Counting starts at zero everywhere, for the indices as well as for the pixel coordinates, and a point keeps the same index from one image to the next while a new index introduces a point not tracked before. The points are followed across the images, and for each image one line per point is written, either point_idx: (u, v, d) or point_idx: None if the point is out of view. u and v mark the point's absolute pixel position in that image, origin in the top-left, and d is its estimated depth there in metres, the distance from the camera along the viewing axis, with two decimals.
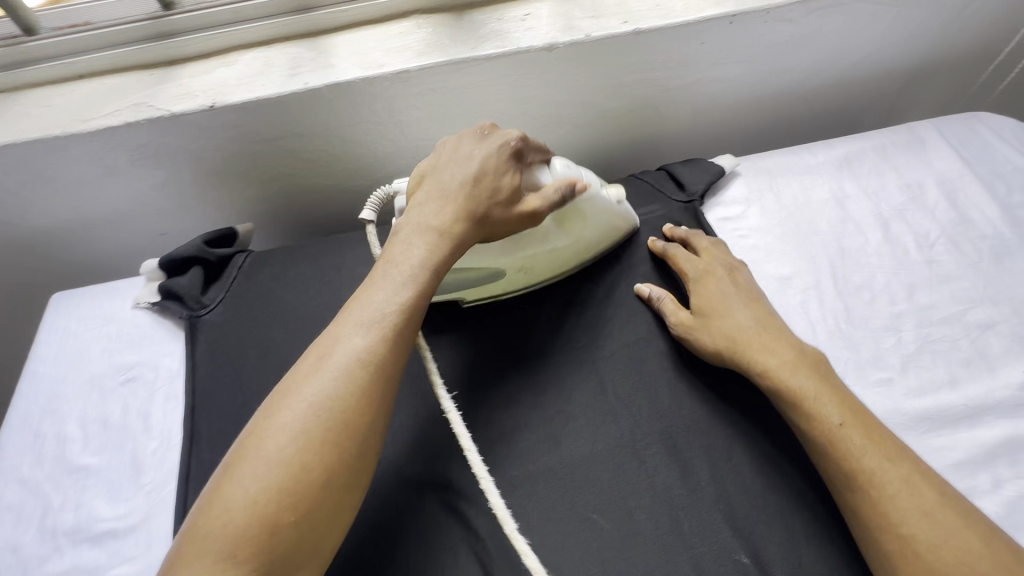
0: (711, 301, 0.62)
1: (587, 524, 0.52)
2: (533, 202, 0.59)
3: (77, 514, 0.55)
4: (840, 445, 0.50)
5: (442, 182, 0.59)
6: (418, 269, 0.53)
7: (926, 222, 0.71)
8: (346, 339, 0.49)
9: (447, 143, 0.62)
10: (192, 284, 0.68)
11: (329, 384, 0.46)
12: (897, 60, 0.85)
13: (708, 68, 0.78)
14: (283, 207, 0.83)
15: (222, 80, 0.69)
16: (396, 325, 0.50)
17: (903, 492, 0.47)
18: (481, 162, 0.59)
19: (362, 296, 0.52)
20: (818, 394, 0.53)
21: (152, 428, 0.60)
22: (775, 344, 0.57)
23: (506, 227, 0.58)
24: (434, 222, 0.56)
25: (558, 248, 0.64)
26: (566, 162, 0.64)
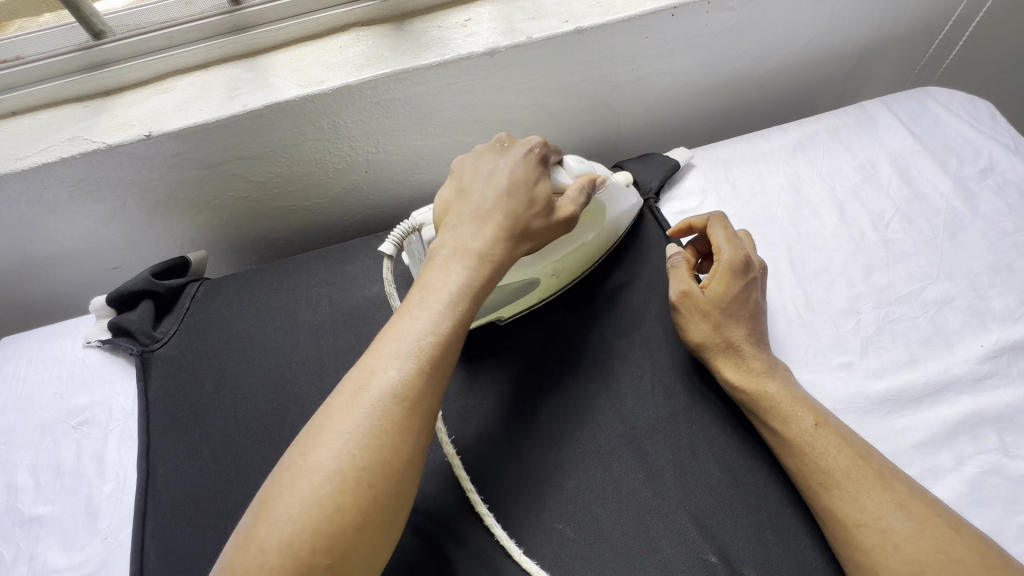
0: (730, 291, 0.59)
1: (554, 536, 0.51)
2: (566, 207, 0.56)
3: (32, 566, 0.54)
4: (812, 452, 0.51)
5: (474, 200, 0.55)
6: (455, 293, 0.50)
7: (880, 201, 0.71)
8: (383, 372, 0.46)
9: (469, 161, 0.59)
10: (142, 319, 0.66)
11: (363, 421, 0.44)
12: (846, 40, 0.85)
13: (655, 62, 0.77)
14: (237, 231, 0.82)
15: (159, 108, 0.68)
16: (435, 356, 0.47)
17: (860, 494, 0.48)
18: (511, 176, 0.56)
19: (396, 324, 0.49)
20: (789, 399, 0.53)
21: (107, 470, 0.58)
22: (760, 349, 0.57)
23: (545, 237, 0.56)
24: (468, 241, 0.53)
25: (583, 244, 0.63)
26: (577, 158, 0.62)
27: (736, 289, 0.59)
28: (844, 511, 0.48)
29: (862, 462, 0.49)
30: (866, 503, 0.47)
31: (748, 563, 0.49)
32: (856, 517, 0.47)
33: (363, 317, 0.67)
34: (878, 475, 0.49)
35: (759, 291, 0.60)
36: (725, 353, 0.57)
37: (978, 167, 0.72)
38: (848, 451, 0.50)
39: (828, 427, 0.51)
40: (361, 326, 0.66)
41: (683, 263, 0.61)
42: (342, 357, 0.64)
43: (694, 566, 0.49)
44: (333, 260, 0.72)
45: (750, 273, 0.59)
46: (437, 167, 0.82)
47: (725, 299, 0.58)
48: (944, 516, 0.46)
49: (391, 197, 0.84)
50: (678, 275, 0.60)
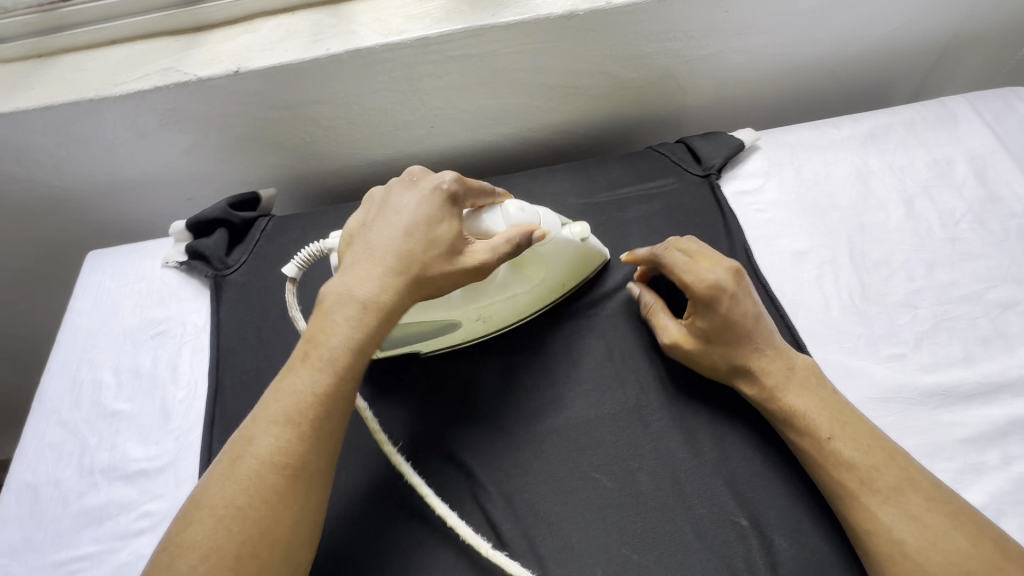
0: (717, 321, 0.56)
1: (589, 483, 0.53)
2: (477, 254, 0.52)
3: (112, 454, 0.59)
4: (826, 458, 0.50)
5: (373, 244, 0.53)
6: (339, 350, 0.49)
7: (951, 199, 0.69)
8: (260, 440, 0.46)
9: (376, 197, 0.57)
10: (217, 245, 0.71)
11: (239, 494, 0.44)
12: (933, 31, 0.81)
13: (732, 38, 0.76)
14: (303, 174, 0.85)
15: (247, 46, 0.71)
16: (312, 417, 0.47)
17: (889, 500, 0.47)
18: (411, 214, 0.54)
19: (282, 384, 0.48)
20: (807, 407, 0.52)
21: (180, 378, 0.63)
22: (776, 362, 0.55)
23: (444, 280, 0.53)
24: (360, 291, 0.50)
25: (517, 294, 0.60)
26: (520, 205, 0.56)
27: (722, 317, 0.56)
28: (855, 513, 0.48)
29: (891, 460, 0.49)
30: (879, 515, 0.47)
31: (778, 532, 0.50)
32: (878, 523, 0.47)
33: None
34: (892, 488, 0.47)
35: (744, 301, 0.57)
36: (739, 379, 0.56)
37: None
38: (876, 447, 0.50)
39: (844, 436, 0.50)
40: None
41: (664, 314, 0.60)
42: None
43: (724, 527, 0.51)
44: None
45: (724, 293, 0.56)
46: (500, 128, 0.84)
47: (716, 334, 0.56)
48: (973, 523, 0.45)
49: (452, 154, 0.86)
50: (664, 330, 0.59)
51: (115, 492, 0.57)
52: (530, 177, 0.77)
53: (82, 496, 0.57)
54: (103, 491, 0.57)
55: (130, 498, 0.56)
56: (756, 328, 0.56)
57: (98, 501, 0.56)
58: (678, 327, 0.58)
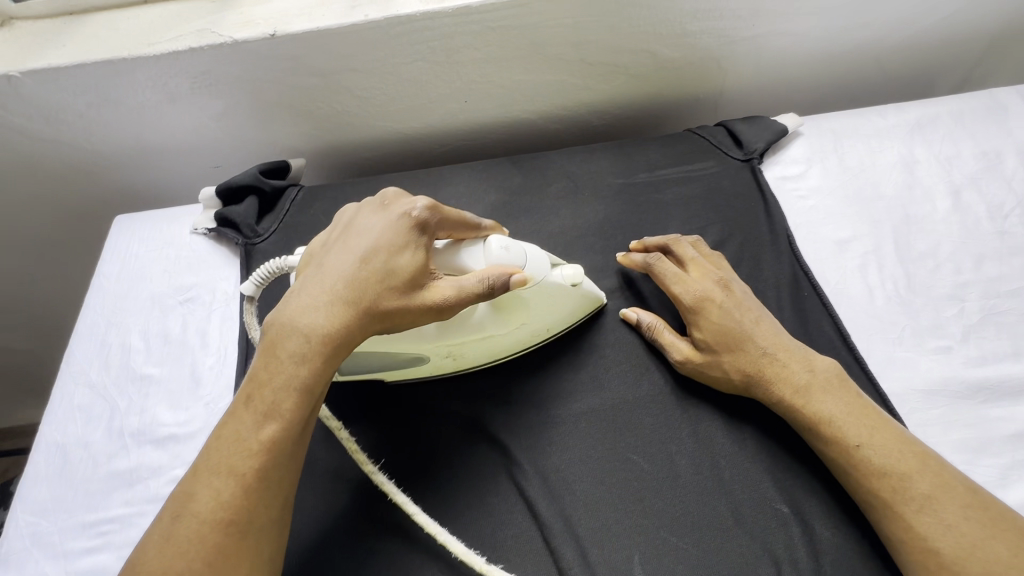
0: (712, 329, 0.56)
1: (628, 464, 0.53)
2: (439, 290, 0.48)
3: (141, 418, 0.58)
4: (856, 466, 0.48)
5: (328, 273, 0.48)
6: (286, 397, 0.44)
7: (1000, 191, 0.68)
8: (200, 492, 0.42)
9: (344, 219, 0.53)
10: (247, 213, 0.69)
11: (181, 556, 0.40)
12: (984, 20, 0.79)
13: (779, 19, 0.74)
14: (332, 145, 0.84)
15: (283, 10, 0.69)
16: (255, 464, 0.43)
17: (925, 509, 0.45)
18: (374, 244, 0.49)
19: (224, 429, 0.45)
20: (838, 413, 0.50)
21: (209, 345, 0.63)
22: (787, 370, 0.53)
23: (405, 317, 0.48)
24: (311, 329, 0.45)
25: (493, 336, 0.55)
26: (505, 241, 0.52)
27: (716, 325, 0.56)
28: (888, 522, 0.46)
29: (926, 467, 0.47)
30: (912, 526, 0.45)
31: (820, 521, 0.50)
32: (912, 535, 0.45)
33: None
34: (926, 497, 0.46)
35: (737, 309, 0.57)
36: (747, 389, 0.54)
37: None
38: (911, 451, 0.48)
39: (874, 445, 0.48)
40: None
41: (660, 326, 0.59)
42: None
43: (766, 513, 0.50)
44: (427, 184, 0.74)
45: (714, 302, 0.57)
46: (534, 104, 0.82)
47: (715, 341, 0.55)
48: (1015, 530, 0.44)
49: (484, 130, 0.85)
50: (668, 343, 0.57)
51: (145, 456, 0.56)
52: (566, 156, 0.75)
53: (112, 459, 0.56)
54: (133, 455, 0.56)
55: (161, 463, 0.56)
56: (755, 335, 0.55)
57: (127, 464, 0.56)
58: (687, 344, 0.57)
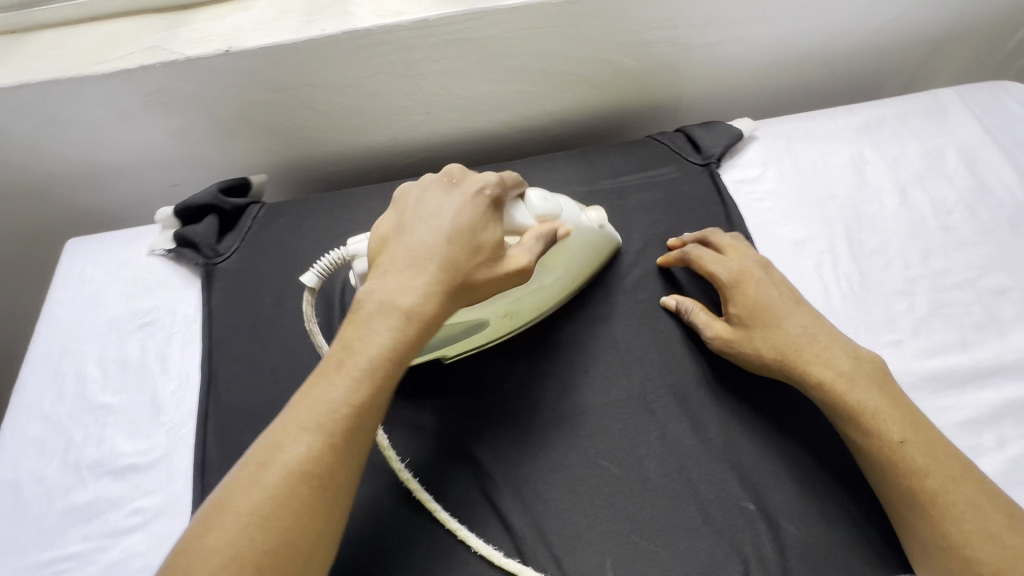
0: (747, 305, 0.57)
1: (598, 470, 0.53)
2: (521, 258, 0.51)
3: (99, 449, 0.56)
4: (897, 463, 0.48)
5: (410, 243, 0.50)
6: (374, 360, 0.45)
7: (944, 189, 0.71)
8: (289, 449, 0.43)
9: (412, 194, 0.54)
10: (207, 232, 0.68)
11: (266, 504, 0.41)
12: (923, 26, 0.83)
13: (731, 28, 0.76)
14: (295, 160, 0.83)
15: (238, 25, 0.68)
16: (347, 429, 0.44)
17: (966, 510, 0.46)
18: (454, 218, 0.51)
19: (313, 389, 0.45)
20: (877, 408, 0.51)
21: (170, 370, 0.61)
22: (826, 351, 0.54)
23: (486, 287, 0.50)
24: (400, 296, 0.47)
25: (543, 286, 0.59)
26: (543, 193, 0.57)
27: (753, 300, 0.57)
28: (929, 530, 0.46)
29: (945, 466, 0.48)
30: (959, 526, 0.45)
31: (786, 517, 0.51)
32: (953, 534, 0.45)
33: None
34: (969, 503, 0.46)
35: (778, 291, 0.58)
36: (779, 368, 0.54)
37: None
38: (931, 453, 0.48)
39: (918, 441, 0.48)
40: None
41: (696, 307, 0.60)
42: None
43: (732, 512, 0.51)
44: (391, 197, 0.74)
45: (755, 278, 0.59)
46: (497, 114, 0.82)
47: (751, 316, 0.57)
48: (993, 506, 0.46)
49: (448, 141, 0.85)
50: (703, 322, 0.59)
51: (104, 487, 0.54)
52: (530, 165, 0.76)
53: (68, 494, 0.54)
54: (90, 488, 0.54)
55: (120, 494, 0.54)
56: (792, 316, 0.56)
57: (85, 497, 0.54)
58: (723, 322, 0.58)
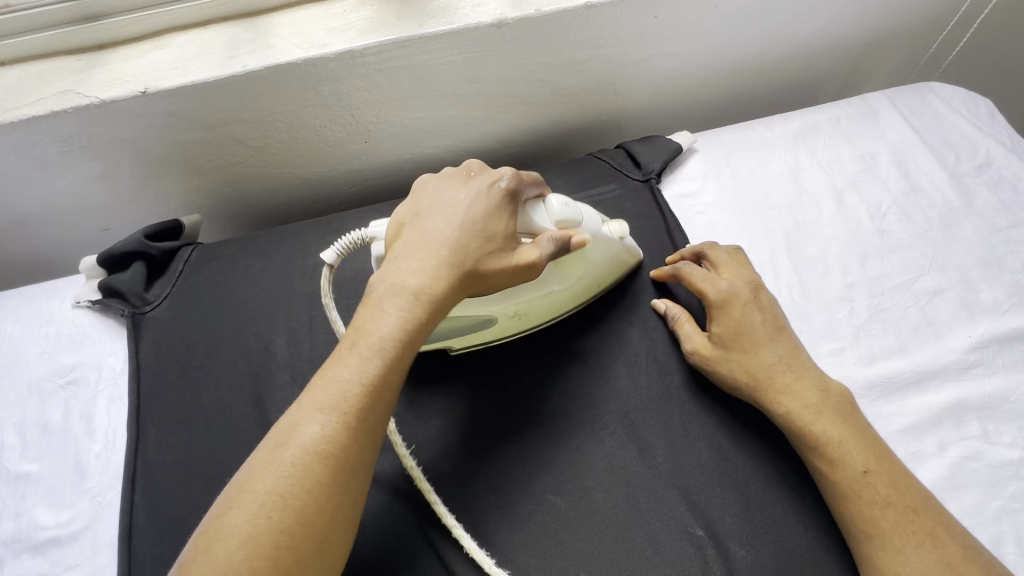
0: (730, 325, 0.57)
1: (544, 507, 0.52)
2: (530, 253, 0.52)
3: (17, 523, 0.53)
4: (857, 494, 0.48)
5: (425, 231, 0.52)
6: (387, 340, 0.47)
7: (878, 193, 0.72)
8: (305, 427, 0.43)
9: (427, 186, 0.57)
10: (133, 280, 0.65)
11: (283, 481, 0.41)
12: (851, 32, 0.85)
13: (663, 43, 0.76)
14: (232, 196, 0.80)
15: (156, 64, 0.66)
16: (360, 407, 0.45)
17: (913, 545, 0.45)
18: (469, 208, 0.53)
19: (326, 372, 0.46)
20: (840, 438, 0.50)
21: (96, 431, 0.58)
22: (797, 383, 0.53)
23: (498, 276, 0.52)
24: (411, 280, 0.49)
25: (555, 292, 0.58)
26: (565, 201, 0.57)
27: (735, 322, 0.57)
28: (884, 562, 0.45)
29: (900, 494, 0.47)
30: (910, 560, 0.45)
31: (736, 542, 0.50)
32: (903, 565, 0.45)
33: (355, 289, 0.67)
34: (926, 533, 0.46)
35: (763, 315, 0.58)
36: (750, 392, 0.54)
37: (975, 162, 0.73)
38: (883, 483, 0.48)
39: (880, 472, 0.48)
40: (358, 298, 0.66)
41: (683, 316, 0.60)
42: (336, 325, 0.64)
43: (681, 540, 0.50)
44: (329, 231, 0.72)
45: (742, 300, 0.58)
46: (438, 140, 0.81)
47: (731, 338, 0.57)
48: (946, 536, 0.46)
49: (390, 169, 0.83)
50: (686, 334, 0.59)
51: (22, 566, 0.51)
52: None
53: None
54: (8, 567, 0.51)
55: (41, 571, 0.51)
56: (771, 343, 0.56)
57: None
58: (702, 337, 0.58)
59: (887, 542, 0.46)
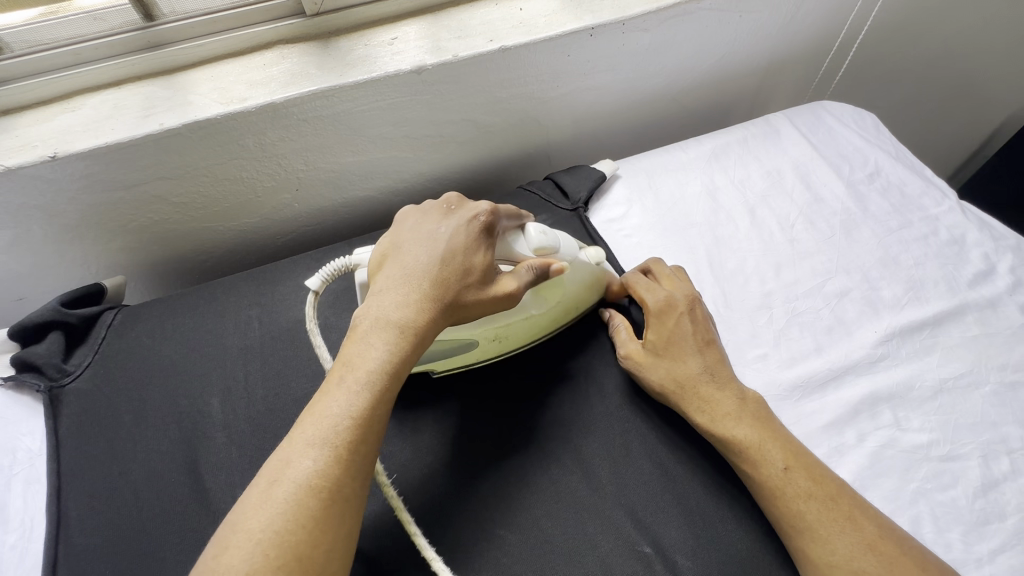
0: (663, 334, 0.61)
1: (495, 541, 0.51)
2: (506, 283, 0.54)
3: None
4: (779, 490, 0.51)
5: (406, 262, 0.53)
6: (375, 374, 0.47)
7: (785, 205, 0.77)
8: (297, 463, 0.43)
9: (408, 220, 0.58)
10: (50, 352, 0.61)
11: (277, 518, 0.40)
12: (749, 61, 0.93)
13: (579, 79, 0.81)
14: (159, 252, 0.78)
15: (66, 127, 0.64)
16: (350, 439, 0.44)
17: (836, 532, 0.48)
18: (445, 241, 0.54)
19: (315, 406, 0.46)
20: (759, 439, 0.53)
21: (10, 519, 0.53)
22: (718, 392, 0.56)
23: (476, 308, 0.53)
24: (392, 313, 0.50)
25: (534, 315, 0.60)
26: (542, 228, 0.59)
27: (668, 331, 0.61)
28: (814, 554, 0.48)
29: (818, 485, 0.51)
30: (836, 545, 0.47)
31: (681, 552, 0.51)
32: (828, 553, 0.47)
33: (292, 340, 0.66)
34: (846, 517, 0.49)
35: (694, 327, 0.61)
36: (673, 397, 0.57)
37: (866, 171, 0.80)
38: (805, 476, 0.51)
39: (798, 468, 0.51)
40: (294, 348, 0.65)
41: (623, 325, 0.64)
42: (273, 378, 0.63)
43: (630, 558, 0.51)
44: (262, 282, 0.71)
45: (677, 311, 0.61)
46: (371, 183, 0.82)
47: (663, 346, 0.60)
48: (863, 519, 0.49)
49: (324, 214, 0.83)
50: (621, 340, 0.62)
51: None
52: None
53: None
54: None
55: None
56: (697, 355, 0.59)
57: None
58: (635, 344, 0.61)
59: (815, 532, 0.48)
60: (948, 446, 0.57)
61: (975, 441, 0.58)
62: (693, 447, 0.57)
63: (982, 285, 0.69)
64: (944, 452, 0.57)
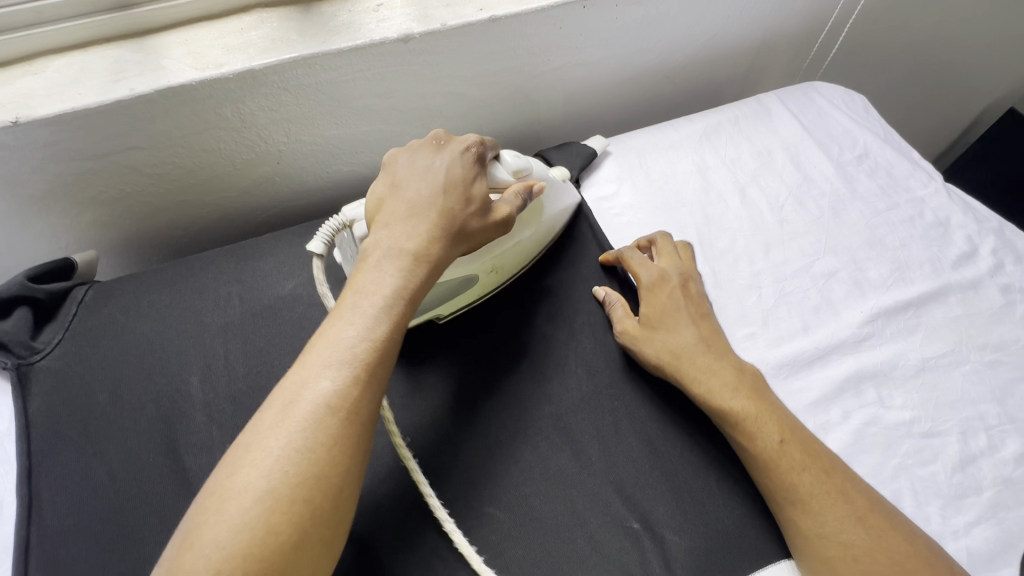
0: (658, 308, 0.61)
1: (483, 519, 0.51)
2: (503, 209, 0.55)
3: None
4: (774, 462, 0.51)
5: (412, 197, 0.53)
6: (391, 298, 0.47)
7: (775, 185, 0.77)
8: (314, 383, 0.42)
9: (402, 158, 0.56)
10: (17, 328, 0.58)
11: (296, 435, 0.40)
12: (742, 39, 0.91)
13: (570, 52, 0.79)
14: (132, 226, 0.75)
15: (29, 90, 0.60)
16: (370, 360, 0.44)
17: (827, 504, 0.49)
18: (447, 173, 0.54)
19: (326, 331, 0.45)
20: (755, 412, 0.53)
21: None
22: (715, 364, 0.57)
23: (480, 236, 0.54)
24: (406, 242, 0.50)
25: (522, 242, 0.63)
26: (515, 153, 0.60)
27: (664, 304, 0.61)
28: (805, 524, 0.49)
29: (813, 459, 0.51)
30: (828, 518, 0.48)
31: (667, 526, 0.51)
32: (818, 524, 0.48)
33: (274, 317, 0.64)
34: (839, 489, 0.50)
35: (688, 302, 0.62)
36: (669, 370, 0.57)
37: (855, 153, 0.80)
38: (800, 449, 0.51)
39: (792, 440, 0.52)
40: (277, 326, 0.63)
41: (618, 302, 0.63)
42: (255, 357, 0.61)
43: (617, 533, 0.51)
44: (242, 258, 0.69)
45: (670, 286, 0.62)
46: (355, 158, 0.79)
47: (658, 319, 0.60)
48: (849, 492, 0.50)
49: (307, 189, 0.81)
50: (616, 315, 0.62)
51: None
52: None
53: None
54: None
55: None
56: (692, 327, 0.60)
57: None
58: (630, 317, 0.61)
59: (809, 504, 0.49)
60: (929, 424, 0.58)
61: (955, 419, 0.59)
62: (681, 424, 0.57)
63: (965, 266, 0.70)
64: (925, 430, 0.58)
